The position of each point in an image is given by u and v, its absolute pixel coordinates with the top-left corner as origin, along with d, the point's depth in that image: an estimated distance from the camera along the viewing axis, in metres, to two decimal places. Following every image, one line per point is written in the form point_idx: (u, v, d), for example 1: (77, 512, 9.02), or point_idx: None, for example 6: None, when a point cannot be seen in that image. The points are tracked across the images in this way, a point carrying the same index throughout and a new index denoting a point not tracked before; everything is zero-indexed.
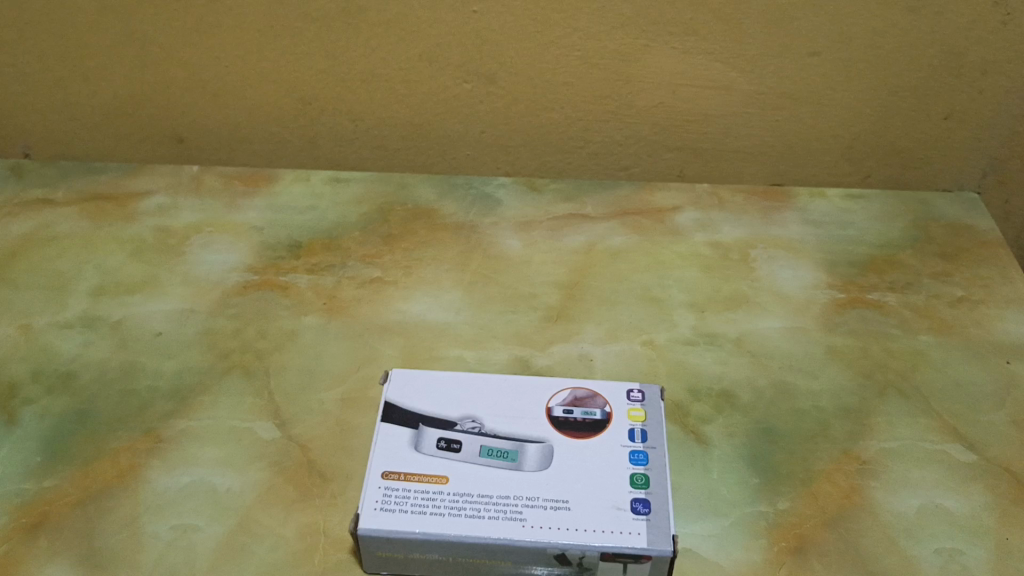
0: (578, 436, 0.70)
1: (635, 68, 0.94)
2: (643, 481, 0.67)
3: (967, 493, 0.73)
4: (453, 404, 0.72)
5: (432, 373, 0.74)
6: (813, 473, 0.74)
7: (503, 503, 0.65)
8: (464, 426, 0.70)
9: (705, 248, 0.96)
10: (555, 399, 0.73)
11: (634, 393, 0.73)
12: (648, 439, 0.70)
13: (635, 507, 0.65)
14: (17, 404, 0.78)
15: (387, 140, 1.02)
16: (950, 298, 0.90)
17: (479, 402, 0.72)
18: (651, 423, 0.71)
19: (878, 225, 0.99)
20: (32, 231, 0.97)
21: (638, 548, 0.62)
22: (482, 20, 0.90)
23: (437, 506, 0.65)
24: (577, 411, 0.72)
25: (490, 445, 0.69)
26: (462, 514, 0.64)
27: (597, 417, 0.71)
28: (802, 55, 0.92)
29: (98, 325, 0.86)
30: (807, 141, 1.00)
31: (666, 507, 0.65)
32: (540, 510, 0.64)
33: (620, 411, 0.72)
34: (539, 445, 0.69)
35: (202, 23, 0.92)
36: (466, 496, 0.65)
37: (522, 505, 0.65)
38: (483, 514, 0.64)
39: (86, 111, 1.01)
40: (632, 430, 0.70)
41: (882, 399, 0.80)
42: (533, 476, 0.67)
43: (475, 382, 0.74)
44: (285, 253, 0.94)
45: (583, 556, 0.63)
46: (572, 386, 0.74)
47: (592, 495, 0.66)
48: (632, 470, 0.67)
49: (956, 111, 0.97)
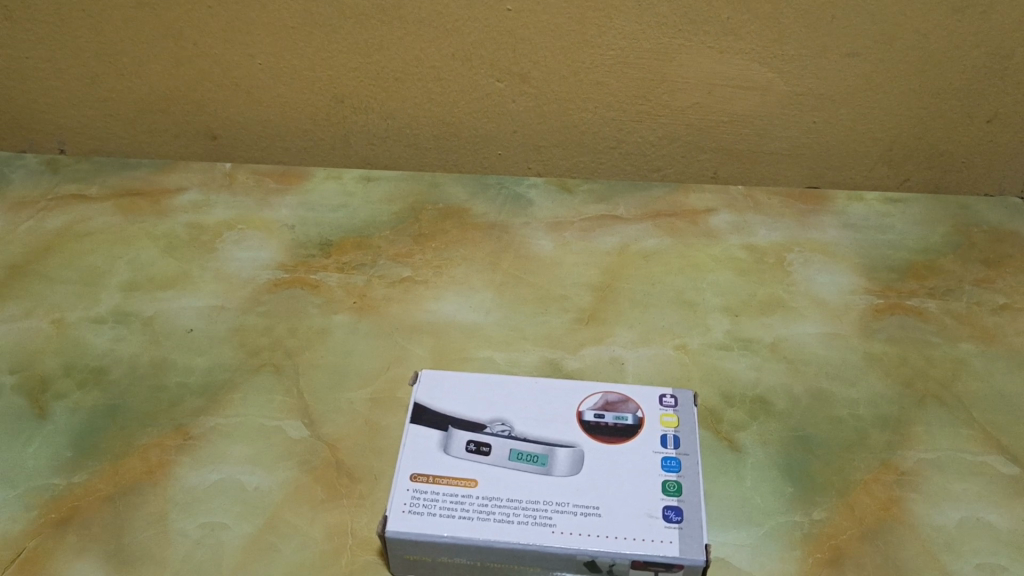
0: (609, 441, 0.68)
1: (672, 67, 0.92)
2: (676, 488, 0.65)
3: (1010, 507, 0.71)
4: (482, 406, 0.71)
5: (461, 375, 0.74)
6: (849, 483, 0.72)
7: (533, 508, 0.64)
8: (493, 428, 0.69)
9: (739, 251, 0.94)
10: (586, 402, 0.71)
11: (666, 398, 0.72)
12: (681, 445, 0.68)
13: (668, 515, 0.64)
14: (49, 398, 0.79)
15: (420, 139, 1.01)
16: (992, 305, 0.88)
17: (510, 405, 0.71)
18: (684, 429, 0.70)
19: (918, 230, 0.97)
20: (67, 226, 0.98)
21: (671, 557, 0.61)
22: (517, 19, 0.89)
23: (465, 510, 0.64)
24: (609, 415, 0.70)
25: (519, 449, 0.68)
26: (492, 518, 0.63)
27: (629, 422, 0.70)
28: (843, 56, 0.90)
29: (130, 320, 0.87)
30: (845, 143, 0.98)
31: (699, 517, 0.63)
32: (570, 516, 0.63)
33: (652, 416, 0.71)
34: (569, 449, 0.68)
35: (237, 20, 0.92)
36: (495, 500, 0.64)
37: (552, 511, 0.64)
38: (512, 519, 0.63)
39: (121, 106, 1.01)
40: (665, 435, 0.69)
41: (922, 408, 0.78)
42: (563, 481, 0.66)
43: (505, 385, 0.73)
44: (316, 251, 0.94)
45: (613, 564, 0.62)
46: (604, 390, 0.72)
47: (624, 502, 0.64)
48: (665, 476, 0.66)
49: (1001, 113, 0.95)
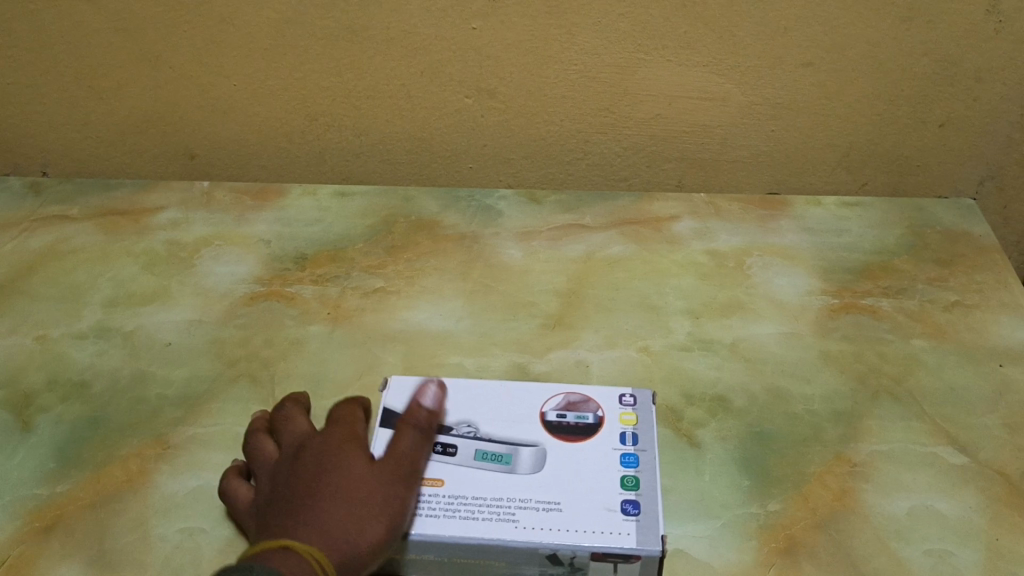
0: (570, 439, 0.72)
1: (633, 80, 0.96)
2: (634, 483, 0.68)
3: (958, 495, 0.74)
4: (449, 410, 0.74)
5: (429, 381, 0.77)
6: (804, 475, 0.75)
7: (497, 505, 0.67)
8: (460, 430, 0.72)
9: (701, 256, 0.97)
10: (548, 404, 0.75)
11: (626, 398, 0.76)
12: (639, 442, 0.72)
13: (626, 508, 0.66)
14: (33, 412, 0.82)
15: (393, 154, 1.04)
16: (944, 302, 0.92)
17: (475, 408, 0.75)
18: (642, 426, 0.73)
19: (873, 232, 1.00)
20: (49, 246, 1.00)
21: (628, 548, 0.64)
22: (482, 36, 0.92)
23: (432, 509, 0.66)
24: (570, 415, 0.74)
25: (484, 449, 0.71)
26: (456, 516, 0.66)
27: (589, 421, 0.73)
28: (796, 66, 0.94)
29: (112, 335, 0.89)
30: (802, 150, 1.02)
31: (655, 509, 0.66)
32: (532, 511, 0.66)
33: (612, 415, 0.74)
34: (532, 448, 0.71)
35: (212, 43, 0.95)
36: (460, 499, 0.67)
37: (515, 507, 0.66)
38: (476, 516, 0.66)
39: (102, 128, 1.04)
40: (623, 433, 0.73)
41: (875, 403, 0.81)
42: (525, 478, 0.69)
43: (470, 389, 0.76)
44: (291, 264, 0.97)
45: (574, 556, 0.65)
46: (566, 391, 0.76)
47: (583, 497, 0.67)
48: (623, 472, 0.69)
49: (952, 118, 0.98)
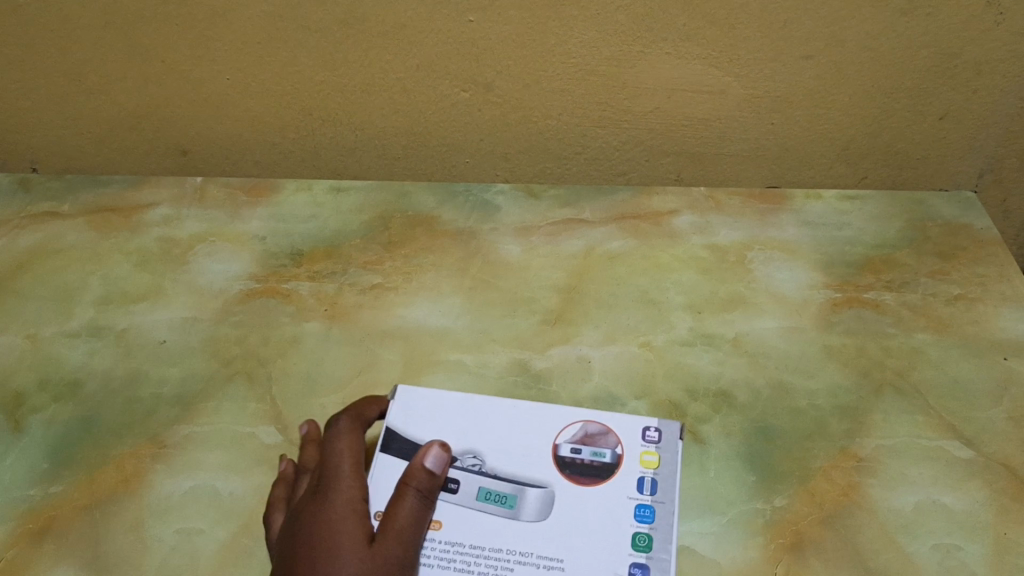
0: (581, 481, 0.70)
1: (632, 73, 0.95)
2: (646, 544, 0.66)
3: (964, 489, 0.73)
4: (456, 435, 0.73)
5: (438, 399, 0.75)
6: (810, 470, 0.74)
7: (494, 556, 0.66)
8: (465, 462, 0.71)
9: (702, 251, 0.96)
10: (564, 435, 0.73)
11: (650, 432, 0.73)
12: (657, 491, 0.69)
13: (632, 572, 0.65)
14: (24, 413, 0.80)
15: (389, 149, 1.03)
16: (946, 296, 0.91)
17: (483, 435, 0.73)
18: (663, 472, 0.70)
19: (874, 225, 1.00)
20: (40, 244, 0.99)
21: None
22: (479, 29, 0.91)
23: (427, 555, 0.66)
24: (585, 451, 0.71)
25: (488, 488, 0.70)
26: (452, 567, 0.65)
27: (606, 460, 0.71)
28: (796, 59, 0.93)
29: (105, 334, 0.88)
30: (801, 144, 1.01)
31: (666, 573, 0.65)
32: (530, 567, 0.65)
33: (632, 454, 0.71)
34: (539, 491, 0.69)
35: (204, 37, 0.94)
36: (458, 547, 0.66)
37: (513, 561, 0.66)
38: (472, 568, 0.65)
39: (92, 125, 1.03)
40: (642, 477, 0.70)
41: (879, 398, 0.81)
42: (527, 526, 0.68)
43: (481, 412, 0.75)
44: (286, 261, 0.95)
45: None
46: (585, 421, 0.73)
47: (586, 551, 0.66)
48: (636, 528, 0.67)
49: (952, 111, 0.98)
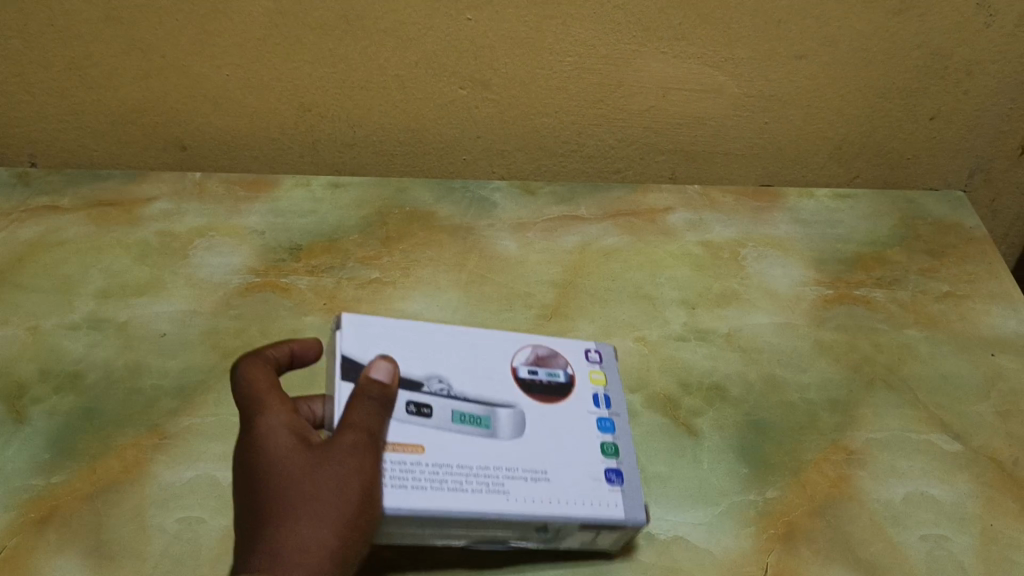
0: (545, 399, 0.70)
1: (628, 72, 0.96)
2: (614, 450, 0.69)
3: (953, 482, 0.75)
4: (416, 360, 0.69)
5: (388, 326, 0.70)
6: (801, 462, 0.76)
7: (485, 474, 0.64)
8: (431, 387, 0.67)
9: (696, 248, 0.98)
10: (518, 357, 0.72)
11: (592, 354, 0.75)
12: (612, 405, 0.72)
13: (610, 477, 0.67)
14: (25, 403, 0.81)
15: (387, 145, 1.04)
16: (936, 293, 0.92)
17: (444, 360, 0.69)
18: (612, 387, 0.73)
19: (866, 223, 1.01)
20: (40, 237, 0.99)
21: (617, 520, 0.65)
22: (478, 27, 0.92)
23: (417, 479, 0.62)
24: (541, 371, 0.72)
25: (461, 410, 0.67)
26: (445, 487, 0.62)
27: (561, 379, 0.72)
28: (790, 59, 0.94)
29: (105, 326, 0.88)
30: (795, 143, 1.03)
31: (637, 480, 0.68)
32: (521, 482, 0.64)
33: (581, 374, 0.73)
34: (510, 411, 0.68)
35: (205, 33, 0.94)
36: (446, 468, 0.63)
37: (504, 478, 0.64)
38: (466, 487, 0.63)
39: (92, 119, 1.03)
40: (595, 395, 0.72)
41: (870, 392, 0.82)
42: (507, 445, 0.66)
43: (436, 337, 0.71)
44: (285, 255, 0.96)
45: (563, 526, 0.64)
46: (534, 343, 0.73)
47: (568, 466, 0.66)
48: (602, 439, 0.69)
49: (943, 111, 1.00)
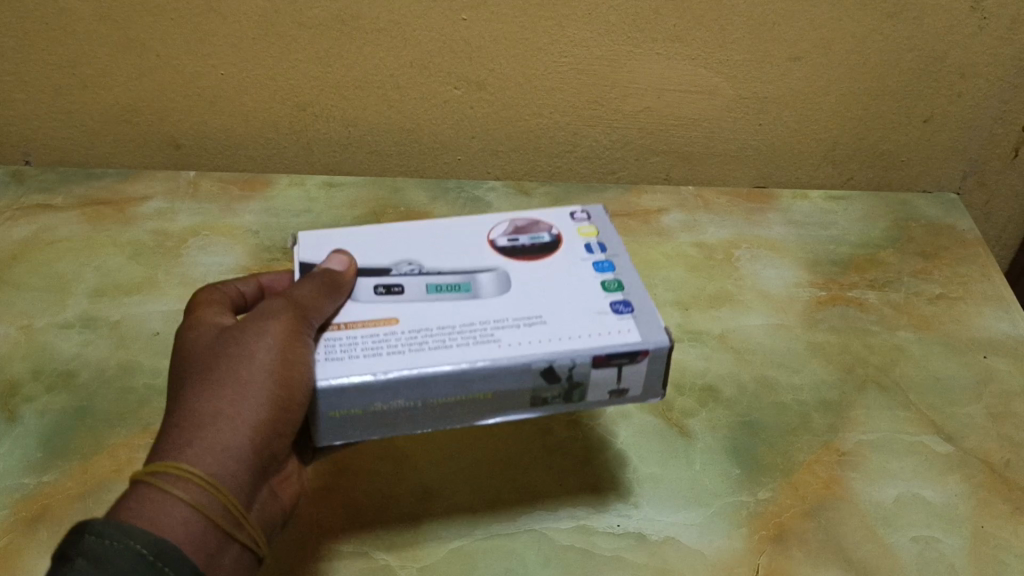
0: (533, 258, 0.66)
1: (623, 73, 0.96)
2: (616, 286, 0.63)
3: (944, 484, 0.75)
4: (384, 253, 0.66)
5: (348, 233, 0.68)
6: (793, 464, 0.76)
7: (470, 329, 0.59)
8: (400, 270, 0.64)
9: (690, 248, 0.98)
10: (496, 231, 0.68)
11: (577, 214, 0.71)
12: (607, 249, 0.67)
13: (617, 308, 0.61)
14: (18, 402, 0.80)
15: (382, 145, 1.04)
16: (929, 295, 0.93)
17: (414, 248, 0.67)
18: (604, 236, 0.68)
19: (860, 225, 1.02)
20: (33, 235, 0.99)
21: (633, 343, 0.58)
22: (472, 27, 0.92)
23: (391, 346, 0.58)
24: (524, 238, 0.67)
25: (436, 282, 0.63)
26: (425, 347, 0.58)
27: (546, 240, 0.67)
28: (784, 61, 0.95)
29: (98, 325, 0.88)
30: (789, 145, 1.03)
31: (649, 306, 0.61)
32: (512, 330, 0.59)
33: (569, 231, 0.69)
34: (491, 273, 0.64)
35: (198, 31, 0.94)
36: (424, 330, 0.59)
37: (492, 328, 0.59)
38: (448, 343, 0.58)
39: (86, 118, 1.03)
40: (587, 244, 0.67)
41: (862, 393, 0.82)
42: (492, 299, 0.62)
43: (404, 233, 0.69)
44: (279, 255, 0.96)
45: (573, 366, 0.58)
46: (511, 218, 0.70)
47: (567, 310, 0.61)
48: (603, 278, 0.64)
49: (936, 114, 1.00)
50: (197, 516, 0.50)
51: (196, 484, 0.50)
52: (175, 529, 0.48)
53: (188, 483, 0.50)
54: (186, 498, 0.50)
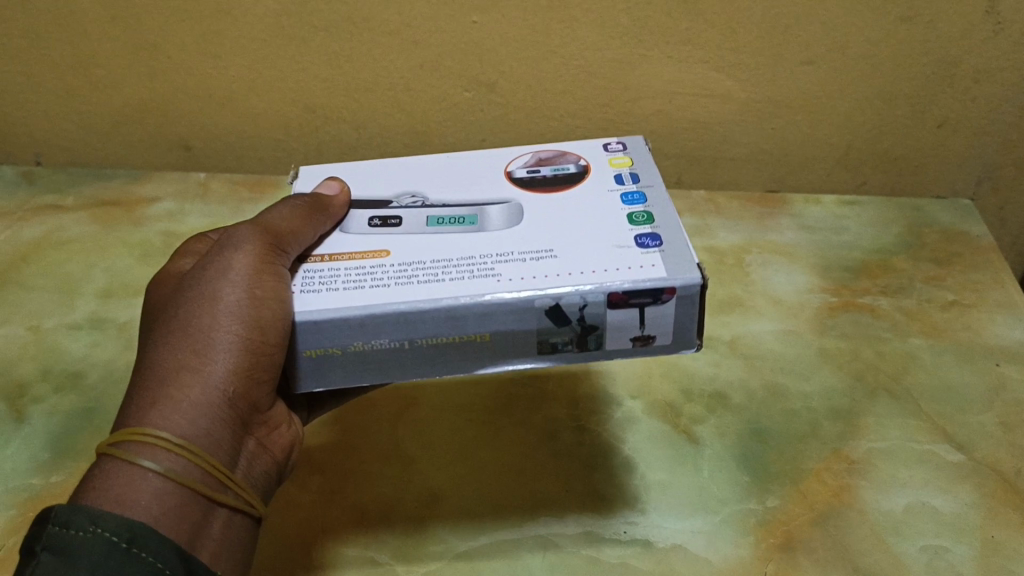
0: (552, 189, 0.65)
1: (633, 76, 0.96)
2: (646, 219, 0.61)
3: (955, 493, 0.74)
4: (391, 188, 0.68)
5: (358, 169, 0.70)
6: (801, 471, 0.75)
7: (470, 263, 0.58)
8: (402, 203, 0.65)
9: (701, 253, 0.99)
10: (517, 163, 0.69)
11: (611, 146, 0.70)
12: (641, 181, 0.65)
13: (641, 242, 0.58)
14: (26, 402, 0.81)
15: (391, 147, 1.04)
16: (941, 301, 0.92)
17: (424, 183, 0.68)
18: (637, 167, 0.67)
19: (872, 230, 1.02)
20: (43, 236, 1.01)
21: (659, 279, 0.55)
22: (483, 30, 0.92)
23: (378, 279, 0.57)
24: (545, 169, 0.67)
25: (438, 216, 0.63)
26: (415, 281, 0.56)
27: (570, 171, 0.67)
28: (796, 64, 0.94)
29: (106, 325, 0.89)
30: (801, 149, 1.02)
31: (679, 238, 0.58)
32: (515, 264, 0.57)
33: (600, 162, 0.68)
34: (501, 207, 0.63)
35: (209, 33, 0.94)
36: (417, 264, 0.58)
37: (494, 262, 0.57)
38: (443, 278, 0.56)
39: (97, 119, 1.04)
40: (619, 175, 0.66)
41: (873, 400, 0.81)
42: (499, 232, 0.60)
43: (418, 169, 0.70)
44: None
45: (583, 306, 0.55)
46: (536, 151, 0.70)
47: (582, 244, 0.59)
48: (631, 210, 0.62)
49: (950, 119, 0.99)
50: (171, 485, 0.50)
51: (166, 450, 0.51)
52: (149, 502, 0.49)
53: (159, 444, 0.51)
54: (161, 462, 0.50)
